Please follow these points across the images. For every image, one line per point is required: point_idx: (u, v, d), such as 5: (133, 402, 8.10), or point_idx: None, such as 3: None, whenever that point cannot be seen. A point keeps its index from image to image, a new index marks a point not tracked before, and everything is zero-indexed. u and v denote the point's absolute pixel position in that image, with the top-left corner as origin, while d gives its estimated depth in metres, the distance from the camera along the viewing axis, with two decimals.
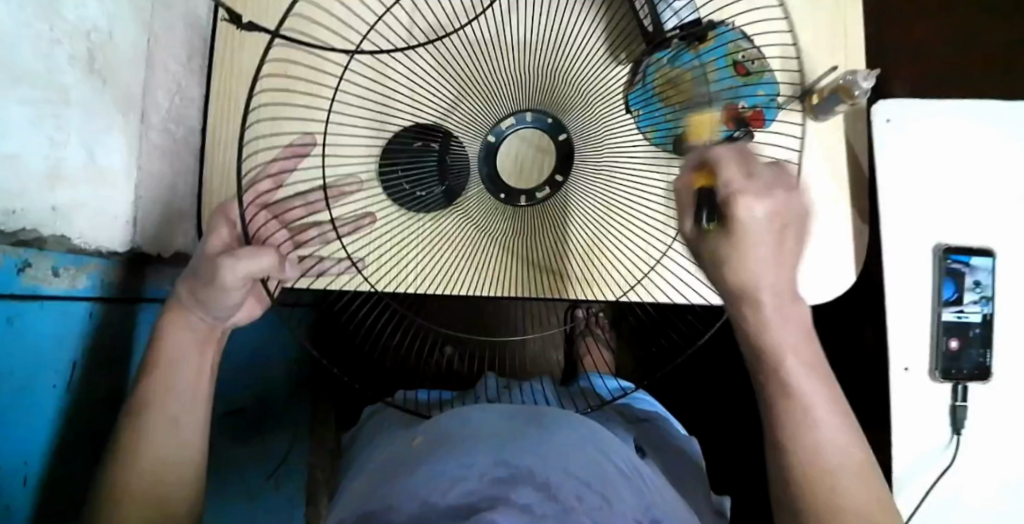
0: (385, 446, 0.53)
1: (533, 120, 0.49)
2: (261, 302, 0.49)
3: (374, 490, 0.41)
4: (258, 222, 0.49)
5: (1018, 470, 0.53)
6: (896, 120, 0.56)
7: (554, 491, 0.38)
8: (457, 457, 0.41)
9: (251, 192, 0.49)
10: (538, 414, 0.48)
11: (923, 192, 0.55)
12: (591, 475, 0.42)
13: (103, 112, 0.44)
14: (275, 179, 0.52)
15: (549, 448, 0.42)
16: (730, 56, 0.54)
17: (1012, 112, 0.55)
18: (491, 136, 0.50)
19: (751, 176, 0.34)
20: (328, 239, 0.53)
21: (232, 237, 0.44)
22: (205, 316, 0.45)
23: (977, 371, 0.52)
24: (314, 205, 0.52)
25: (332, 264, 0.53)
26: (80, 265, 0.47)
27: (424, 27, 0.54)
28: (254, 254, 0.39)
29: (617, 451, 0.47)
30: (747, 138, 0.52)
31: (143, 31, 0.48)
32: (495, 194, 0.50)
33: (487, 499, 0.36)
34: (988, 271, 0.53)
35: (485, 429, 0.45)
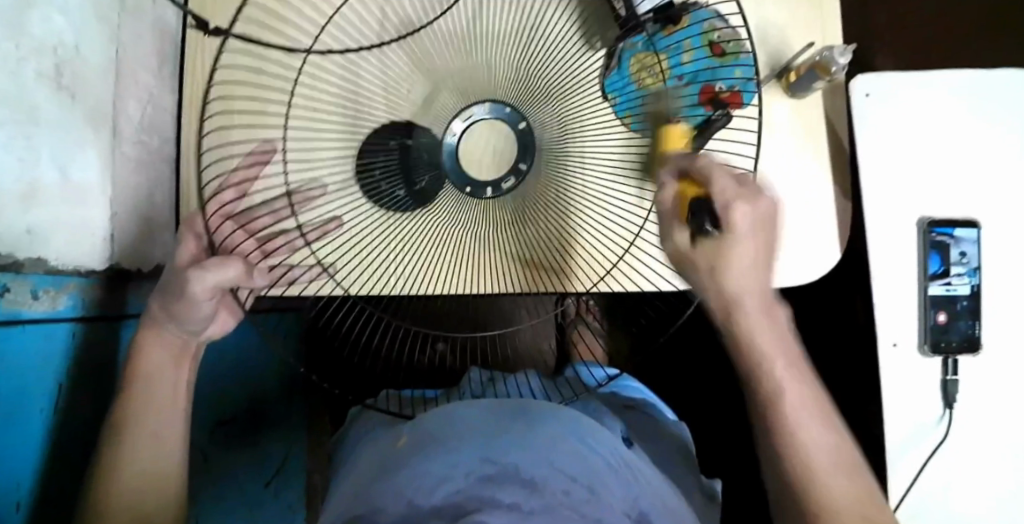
0: (371, 445, 0.53)
1: (492, 109, 0.48)
2: (234, 313, 0.49)
3: (362, 490, 0.42)
4: (224, 233, 0.49)
5: (1010, 439, 0.53)
6: (876, 94, 0.55)
7: (539, 487, 0.39)
8: (445, 456, 0.41)
9: (213, 204, 0.49)
10: (523, 408, 0.48)
11: (906, 166, 0.54)
12: (578, 469, 0.42)
13: (74, 128, 0.44)
14: (239, 188, 0.50)
15: (534, 445, 0.42)
16: (706, 36, 0.53)
17: (992, 82, 0.55)
18: (453, 131, 0.49)
19: (738, 186, 0.38)
20: (296, 245, 0.52)
21: (200, 248, 0.46)
22: (179, 330, 0.46)
23: (968, 343, 0.52)
24: (280, 213, 0.52)
25: (303, 271, 0.52)
26: (60, 286, 0.46)
27: (396, 23, 0.54)
28: (221, 265, 0.40)
29: (604, 442, 0.48)
30: (725, 121, 0.52)
31: (111, 42, 0.47)
32: (461, 188, 0.49)
33: (472, 498, 0.37)
34: (974, 243, 0.53)
35: (472, 425, 0.45)
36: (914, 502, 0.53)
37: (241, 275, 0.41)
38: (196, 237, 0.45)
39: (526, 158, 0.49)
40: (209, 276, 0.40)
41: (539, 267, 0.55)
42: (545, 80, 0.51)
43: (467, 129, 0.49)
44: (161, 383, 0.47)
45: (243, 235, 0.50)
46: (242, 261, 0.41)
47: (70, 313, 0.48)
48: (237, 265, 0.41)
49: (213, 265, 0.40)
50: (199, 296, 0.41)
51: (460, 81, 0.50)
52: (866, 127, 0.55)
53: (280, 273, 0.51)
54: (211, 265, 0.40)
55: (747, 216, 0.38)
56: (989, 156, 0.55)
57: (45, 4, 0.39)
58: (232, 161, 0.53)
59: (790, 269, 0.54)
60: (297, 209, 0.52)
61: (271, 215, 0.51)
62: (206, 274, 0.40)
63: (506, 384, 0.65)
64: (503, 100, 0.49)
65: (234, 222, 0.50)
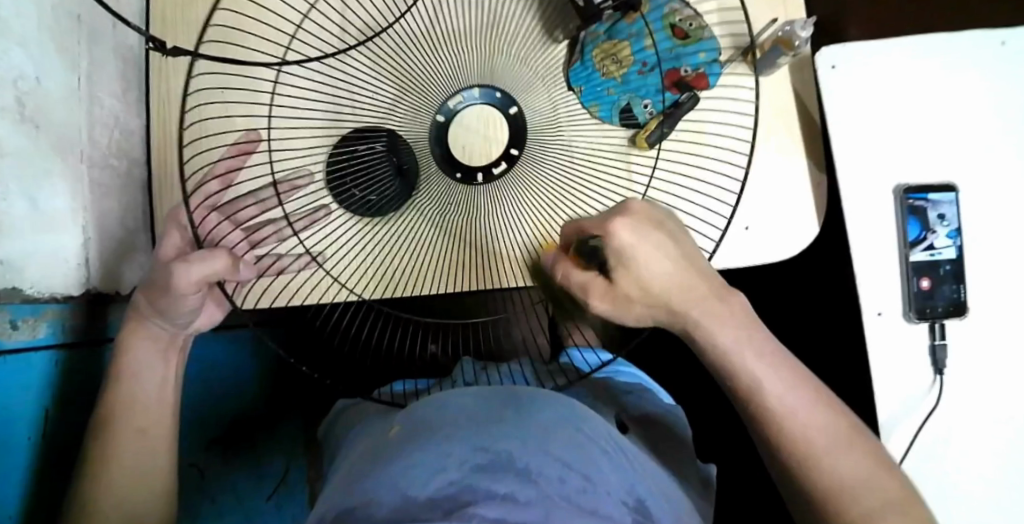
0: (363, 437, 0.53)
1: (482, 94, 0.47)
2: (221, 306, 0.49)
3: (351, 486, 0.40)
4: (210, 224, 0.50)
5: (1003, 402, 0.52)
6: (843, 65, 0.54)
7: (536, 476, 0.37)
8: (438, 446, 0.39)
9: (199, 195, 0.51)
10: (516, 396, 0.47)
11: (879, 134, 0.54)
12: (573, 455, 0.41)
13: (40, 157, 0.44)
14: (223, 179, 0.51)
15: (530, 433, 0.41)
16: (667, 20, 0.53)
17: (960, 46, 0.54)
18: (440, 115, 0.47)
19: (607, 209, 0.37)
20: (284, 235, 0.53)
21: (183, 242, 0.45)
22: (165, 325, 0.46)
23: (953, 307, 0.51)
24: (266, 203, 0.53)
25: (291, 260, 0.53)
26: (37, 314, 0.47)
27: (357, 28, 0.54)
28: (205, 258, 0.41)
29: (598, 428, 0.47)
30: (692, 103, 0.52)
31: (72, 70, 0.47)
32: (452, 174, 0.48)
33: (468, 489, 0.35)
34: (952, 206, 0.53)
35: (467, 413, 0.44)
36: (911, 473, 0.52)
37: (226, 269, 0.42)
38: (180, 229, 0.45)
39: (518, 143, 0.48)
40: (193, 268, 0.40)
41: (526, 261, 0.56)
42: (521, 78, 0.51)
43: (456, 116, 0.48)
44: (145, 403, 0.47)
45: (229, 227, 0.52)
46: (228, 253, 0.42)
47: (50, 340, 0.49)
48: (222, 256, 0.41)
49: (195, 259, 0.41)
50: (182, 296, 0.42)
51: (424, 80, 0.49)
52: (838, 100, 0.54)
53: (267, 263, 0.53)
54: (195, 260, 0.41)
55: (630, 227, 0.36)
56: (960, 116, 0.54)
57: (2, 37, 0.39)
58: (216, 153, 0.54)
59: (768, 245, 0.54)
60: (284, 198, 0.53)
61: (257, 205, 0.52)
62: (189, 269, 0.40)
63: (499, 370, 0.66)
64: (490, 85, 0.48)
65: (221, 213, 0.51)
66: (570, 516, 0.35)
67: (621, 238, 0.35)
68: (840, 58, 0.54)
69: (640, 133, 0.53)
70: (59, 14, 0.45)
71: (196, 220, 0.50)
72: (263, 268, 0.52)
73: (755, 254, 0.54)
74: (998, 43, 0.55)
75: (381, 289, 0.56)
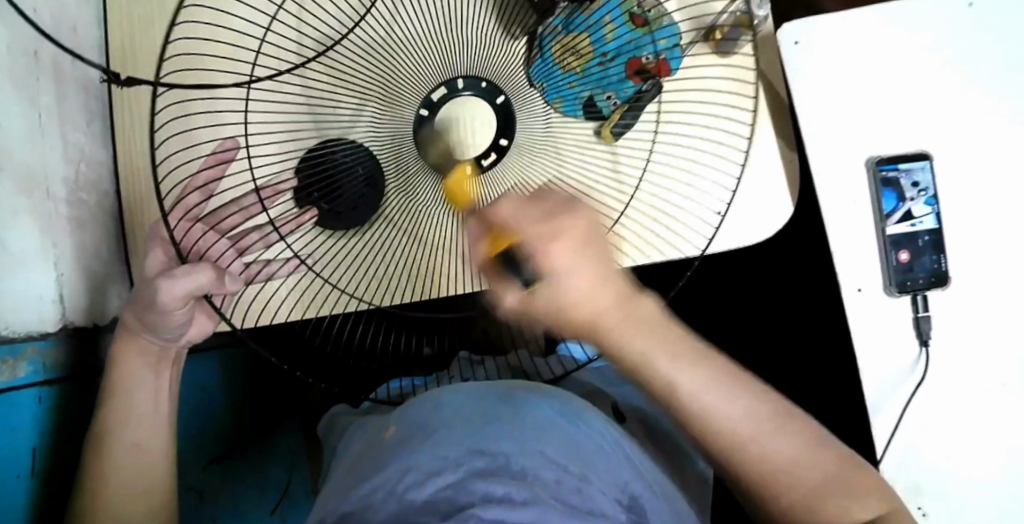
0: (357, 437, 0.52)
1: (467, 86, 0.46)
2: (212, 317, 0.50)
3: (348, 491, 0.39)
4: (194, 236, 0.50)
5: (989, 369, 0.52)
6: (806, 41, 0.53)
7: (529, 478, 0.35)
8: (432, 450, 0.38)
9: (179, 209, 0.49)
10: (510, 391, 0.47)
11: (850, 106, 0.53)
12: (568, 456, 0.39)
13: (5, 198, 0.44)
14: (205, 189, 0.50)
15: (526, 434, 0.40)
16: (624, 7, 0.50)
17: (925, 11, 0.53)
18: (424, 109, 0.46)
19: (544, 219, 0.33)
20: (269, 239, 0.53)
21: (168, 257, 0.46)
22: (154, 338, 0.47)
23: (933, 277, 0.51)
24: (249, 209, 0.52)
25: (279, 265, 0.53)
26: (16, 354, 0.46)
27: (313, 39, 0.54)
28: (190, 273, 0.42)
29: (591, 423, 0.46)
30: (656, 92, 0.52)
31: (30, 107, 0.47)
32: (438, 170, 0.47)
33: (463, 492, 0.34)
34: (924, 173, 0.52)
35: (460, 414, 0.43)
36: (897, 449, 0.52)
37: (211, 281, 0.43)
38: (163, 244, 0.46)
39: (507, 133, 0.47)
40: (179, 284, 0.42)
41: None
42: (502, 70, 0.49)
43: (440, 109, 0.46)
44: (137, 434, 0.48)
45: (214, 237, 0.51)
46: (210, 267, 0.43)
47: (35, 379, 0.49)
48: (206, 270, 0.43)
49: (181, 274, 0.42)
50: (168, 311, 0.43)
51: (389, 79, 0.48)
52: (805, 75, 0.53)
53: (256, 269, 0.53)
54: (180, 274, 0.42)
55: (568, 248, 0.33)
56: (932, 82, 0.53)
57: None
58: (196, 163, 0.53)
59: (745, 227, 0.53)
60: (266, 204, 0.51)
61: (240, 213, 0.51)
62: (175, 283, 0.42)
63: (494, 367, 0.65)
64: (475, 75, 0.47)
65: (204, 224, 0.51)
66: (561, 516, 0.33)
67: (554, 267, 0.32)
68: (803, 33, 0.53)
69: (605, 125, 0.52)
70: (12, 54, 0.45)
71: (179, 233, 0.50)
72: (251, 276, 0.52)
73: (734, 237, 0.53)
74: (965, 5, 0.54)
75: (364, 291, 0.55)
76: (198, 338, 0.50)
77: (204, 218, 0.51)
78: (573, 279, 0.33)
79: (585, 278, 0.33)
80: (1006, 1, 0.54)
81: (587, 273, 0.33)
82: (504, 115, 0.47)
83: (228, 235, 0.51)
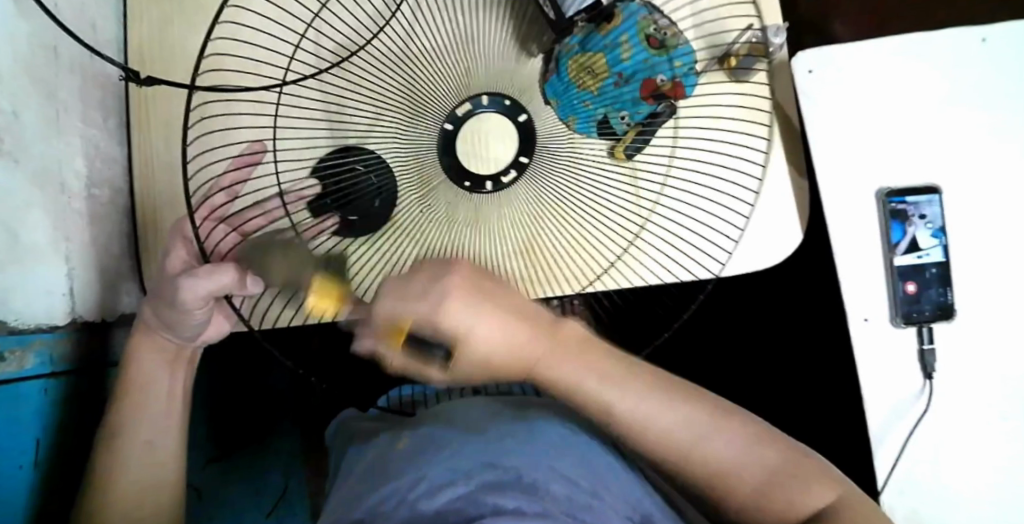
0: (367, 451, 0.52)
1: (491, 102, 0.47)
2: (229, 317, 0.50)
3: (358, 500, 0.40)
4: (216, 236, 0.50)
5: (994, 405, 0.52)
6: (819, 70, 0.54)
7: (541, 491, 0.36)
8: (444, 462, 0.38)
9: (205, 208, 0.50)
10: (522, 411, 0.46)
11: (861, 137, 0.53)
12: (579, 474, 0.39)
13: (21, 192, 0.44)
14: (229, 191, 0.51)
15: (536, 450, 0.40)
16: (641, 30, 0.51)
17: (937, 46, 0.54)
18: (448, 123, 0.47)
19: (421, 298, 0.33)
20: (287, 246, 0.51)
21: (189, 255, 0.46)
22: (172, 337, 0.48)
23: (940, 310, 0.51)
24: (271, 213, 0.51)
25: (296, 272, 0.52)
26: (24, 345, 0.47)
27: (333, 48, 0.55)
28: (212, 272, 0.41)
29: (604, 443, 0.45)
30: (669, 114, 0.52)
31: (50, 102, 0.48)
32: (460, 183, 0.47)
33: (474, 504, 0.34)
34: (934, 206, 0.52)
35: (472, 431, 0.42)
36: (898, 481, 0.52)
37: (233, 282, 0.42)
38: (184, 242, 0.46)
39: (527, 151, 0.48)
40: (200, 283, 0.41)
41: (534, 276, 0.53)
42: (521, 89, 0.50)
43: (470, 119, 0.47)
44: (142, 432, 0.48)
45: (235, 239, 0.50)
46: (234, 270, 0.42)
47: (43, 371, 0.49)
48: (229, 271, 0.42)
49: (203, 271, 0.41)
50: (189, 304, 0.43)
51: (406, 89, 0.49)
52: (817, 104, 0.53)
53: (272, 276, 0.52)
54: (202, 273, 0.41)
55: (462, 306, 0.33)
56: (944, 117, 0.54)
57: None
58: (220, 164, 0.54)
59: (757, 254, 0.54)
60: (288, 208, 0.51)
61: (263, 217, 0.51)
62: (196, 283, 0.41)
63: (504, 381, 0.65)
64: (497, 92, 0.48)
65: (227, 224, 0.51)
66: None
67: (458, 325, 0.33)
68: (816, 62, 0.54)
69: (619, 145, 0.52)
70: (36, 49, 0.46)
71: (204, 232, 0.49)
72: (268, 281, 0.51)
73: (747, 262, 0.54)
74: (978, 41, 0.54)
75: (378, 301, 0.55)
76: (214, 336, 0.50)
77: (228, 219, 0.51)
78: (485, 329, 0.34)
79: (493, 325, 0.34)
80: (1021, 37, 0.54)
81: (493, 319, 0.34)
82: (524, 132, 0.48)
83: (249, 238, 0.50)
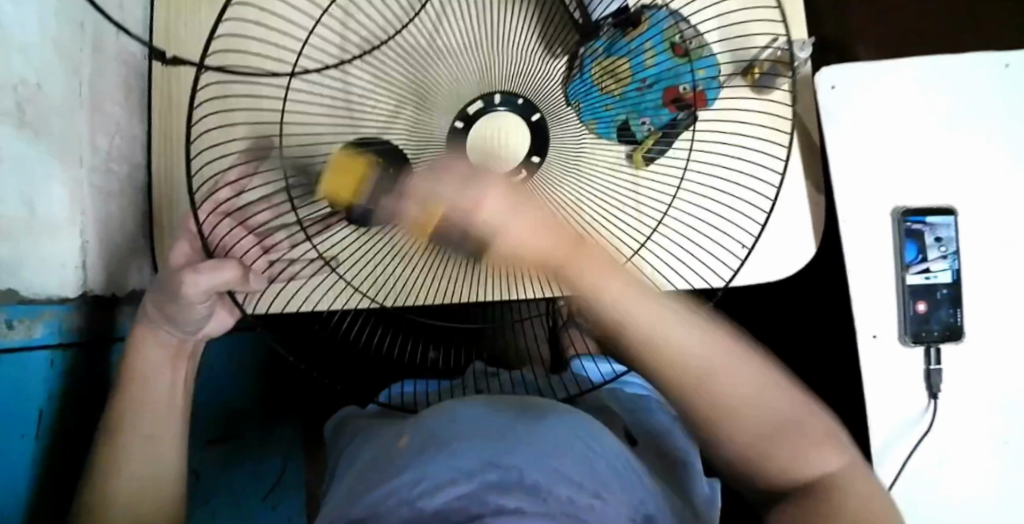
0: (369, 444, 0.52)
1: (504, 101, 0.43)
2: (232, 313, 0.49)
3: (360, 496, 0.40)
4: (222, 230, 0.49)
5: (998, 428, 0.52)
6: (842, 86, 0.54)
7: (544, 493, 0.35)
8: (446, 458, 0.38)
9: (210, 202, 0.48)
10: (528, 407, 0.46)
11: (880, 156, 0.54)
12: (583, 473, 0.39)
13: (41, 163, 0.44)
14: (236, 184, 0.49)
15: (540, 449, 0.39)
16: (667, 38, 0.51)
17: (960, 70, 0.54)
18: (459, 120, 0.44)
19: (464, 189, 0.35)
20: (296, 240, 0.51)
21: (192, 250, 0.47)
22: (175, 331, 0.47)
23: (948, 332, 0.51)
24: (279, 208, 0.50)
25: (303, 265, 0.53)
26: (34, 315, 0.46)
27: (357, 38, 0.54)
28: (215, 269, 0.41)
29: (606, 440, 0.45)
30: (690, 122, 0.52)
31: (74, 76, 0.48)
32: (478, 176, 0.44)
33: (476, 503, 0.34)
34: (949, 228, 0.52)
35: (475, 425, 0.42)
36: (898, 499, 0.52)
37: (237, 277, 0.42)
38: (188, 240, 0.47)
39: (541, 150, 0.45)
40: (203, 279, 0.41)
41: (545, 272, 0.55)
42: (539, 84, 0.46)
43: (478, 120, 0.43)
44: (150, 411, 0.48)
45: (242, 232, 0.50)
46: (237, 265, 0.41)
47: (50, 342, 0.48)
48: (232, 268, 0.41)
49: (207, 268, 0.41)
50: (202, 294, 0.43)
51: (427, 88, 0.48)
52: (838, 120, 0.54)
53: (278, 269, 0.52)
54: (205, 269, 0.41)
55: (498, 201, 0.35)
56: (962, 141, 0.54)
57: (5, 42, 0.38)
58: (227, 160, 0.54)
59: (770, 264, 0.54)
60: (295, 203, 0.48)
61: (270, 210, 0.49)
62: (198, 278, 0.41)
63: (507, 381, 0.65)
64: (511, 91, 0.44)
65: (234, 218, 0.49)
66: None
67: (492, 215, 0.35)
68: (840, 79, 0.54)
69: (639, 150, 0.53)
70: (63, 21, 0.45)
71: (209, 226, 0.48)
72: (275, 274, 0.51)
73: (756, 273, 0.54)
74: (1001, 66, 0.54)
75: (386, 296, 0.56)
76: (216, 330, 0.49)
77: (234, 214, 0.49)
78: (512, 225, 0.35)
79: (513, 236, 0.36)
80: None
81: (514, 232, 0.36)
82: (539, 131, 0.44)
83: (256, 232, 0.49)
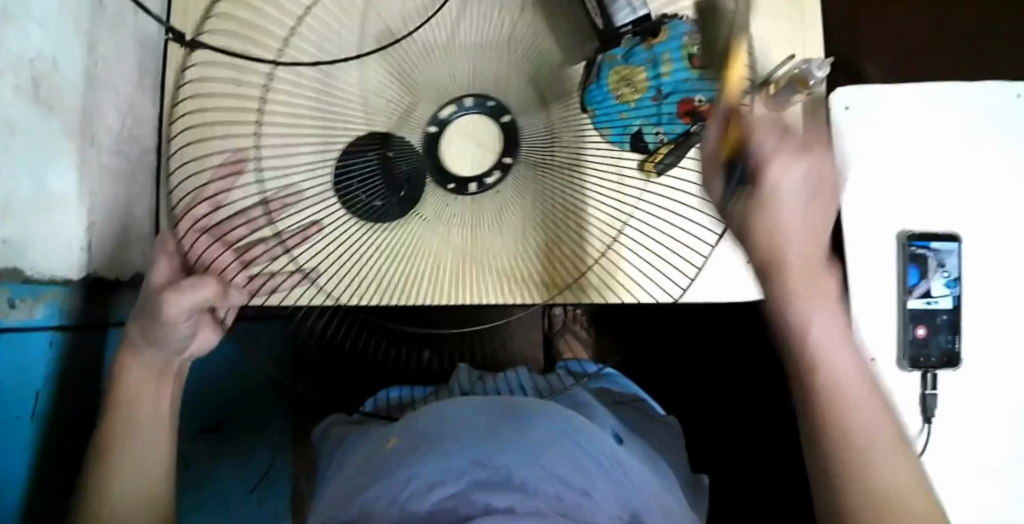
0: (360, 444, 0.52)
1: (475, 104, 0.46)
2: (215, 329, 0.49)
3: (350, 495, 0.40)
4: (200, 248, 0.48)
5: (989, 454, 0.53)
6: (856, 107, 0.55)
7: (531, 488, 0.36)
8: (436, 458, 0.38)
9: (188, 219, 0.50)
10: (514, 404, 0.46)
11: (889, 179, 0.54)
12: (570, 469, 0.39)
13: (53, 140, 0.44)
14: (212, 200, 0.51)
15: (528, 447, 0.40)
16: (685, 48, 0.50)
17: (972, 98, 0.55)
18: (433, 127, 0.45)
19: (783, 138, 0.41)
20: (274, 253, 0.52)
21: (174, 266, 0.46)
22: (157, 351, 0.46)
23: (945, 357, 0.52)
24: (255, 222, 0.51)
25: (283, 278, 0.53)
26: (36, 296, 0.46)
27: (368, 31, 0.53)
28: (195, 286, 0.41)
29: (595, 439, 0.45)
30: (703, 136, 0.50)
31: (89, 53, 0.47)
32: (445, 186, 0.46)
33: (465, 504, 0.34)
34: (953, 255, 0.53)
35: (465, 424, 0.42)
36: None
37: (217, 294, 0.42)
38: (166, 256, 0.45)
39: (512, 152, 0.47)
40: (184, 299, 0.41)
41: (514, 275, 0.55)
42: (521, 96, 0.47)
43: (449, 127, 0.46)
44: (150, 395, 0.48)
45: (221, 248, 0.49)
46: (216, 282, 0.42)
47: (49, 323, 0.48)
48: (211, 284, 0.42)
49: (186, 287, 0.41)
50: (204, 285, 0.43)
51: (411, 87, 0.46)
52: (850, 141, 0.54)
53: (260, 282, 0.52)
54: (186, 288, 0.41)
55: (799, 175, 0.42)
56: (970, 169, 0.54)
57: (23, 17, 0.39)
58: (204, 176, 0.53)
59: None
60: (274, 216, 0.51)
61: (247, 224, 0.51)
62: (181, 297, 0.41)
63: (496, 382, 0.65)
64: (482, 94, 0.46)
65: (210, 235, 0.49)
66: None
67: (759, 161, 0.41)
68: (853, 100, 0.54)
69: (649, 159, 0.54)
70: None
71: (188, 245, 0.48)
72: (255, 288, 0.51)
73: (713, 291, 0.57)
74: (1014, 96, 0.55)
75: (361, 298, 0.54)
76: (201, 349, 0.49)
77: (211, 229, 0.49)
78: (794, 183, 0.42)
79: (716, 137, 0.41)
80: None
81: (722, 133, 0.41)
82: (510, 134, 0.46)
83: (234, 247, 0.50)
